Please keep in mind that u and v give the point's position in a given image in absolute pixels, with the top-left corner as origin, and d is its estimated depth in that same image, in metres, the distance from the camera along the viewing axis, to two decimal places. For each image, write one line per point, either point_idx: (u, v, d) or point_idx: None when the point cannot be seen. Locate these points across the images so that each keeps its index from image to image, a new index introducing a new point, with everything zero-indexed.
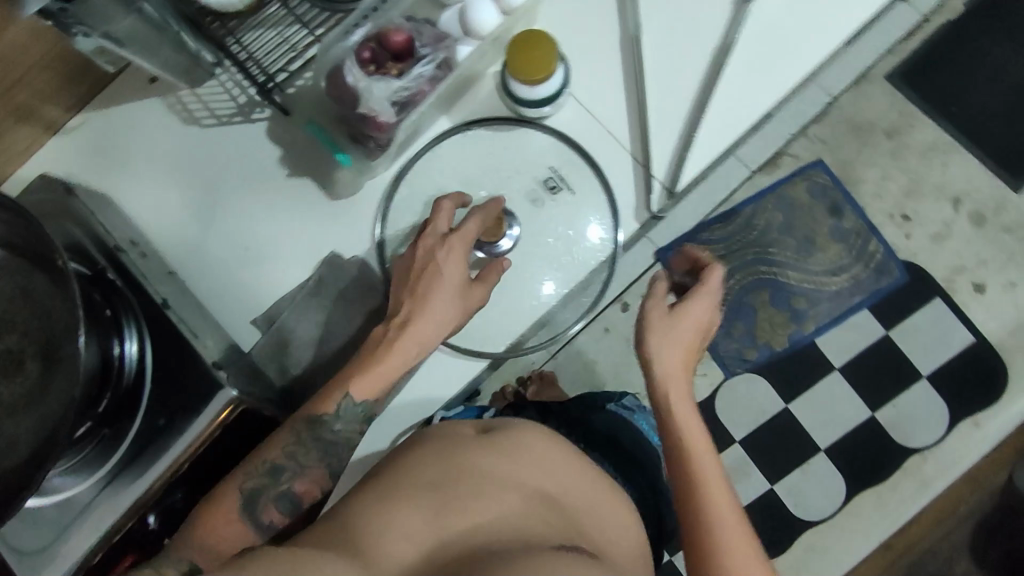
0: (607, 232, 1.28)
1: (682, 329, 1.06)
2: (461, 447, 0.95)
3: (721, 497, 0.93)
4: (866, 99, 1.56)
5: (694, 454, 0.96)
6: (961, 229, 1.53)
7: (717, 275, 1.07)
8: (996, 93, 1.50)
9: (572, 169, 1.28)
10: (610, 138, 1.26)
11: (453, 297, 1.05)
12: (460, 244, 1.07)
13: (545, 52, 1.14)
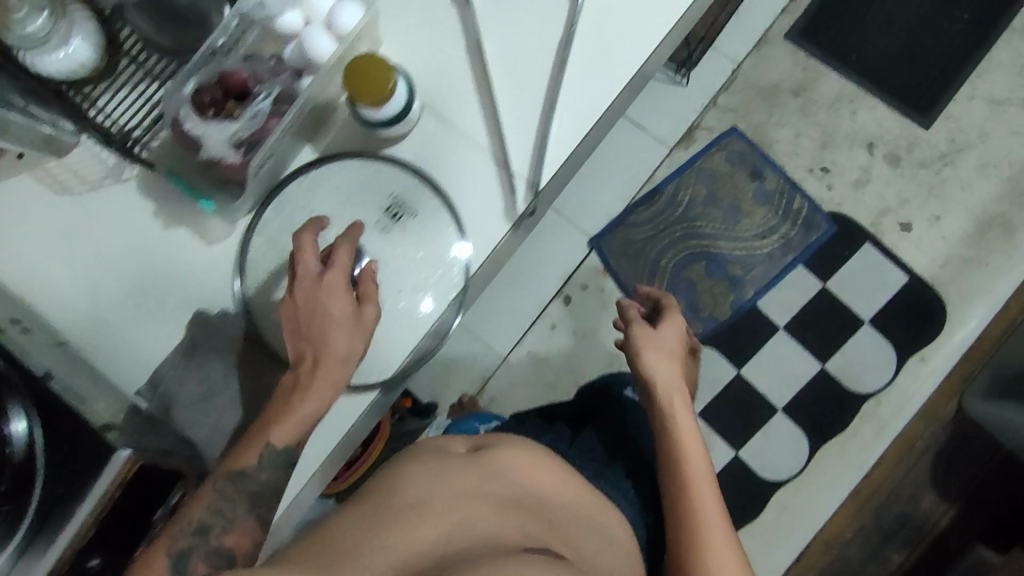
0: (461, 261, 0.85)
1: (663, 353, 0.93)
2: (448, 465, 0.82)
3: (725, 548, 0.81)
4: (767, 62, 1.48)
5: (695, 471, 0.85)
6: (880, 171, 1.45)
7: (676, 321, 0.96)
8: (893, 37, 1.42)
9: (410, 196, 0.85)
10: (475, 145, 0.86)
11: (355, 333, 0.75)
12: (337, 258, 0.75)
13: (375, 73, 0.77)
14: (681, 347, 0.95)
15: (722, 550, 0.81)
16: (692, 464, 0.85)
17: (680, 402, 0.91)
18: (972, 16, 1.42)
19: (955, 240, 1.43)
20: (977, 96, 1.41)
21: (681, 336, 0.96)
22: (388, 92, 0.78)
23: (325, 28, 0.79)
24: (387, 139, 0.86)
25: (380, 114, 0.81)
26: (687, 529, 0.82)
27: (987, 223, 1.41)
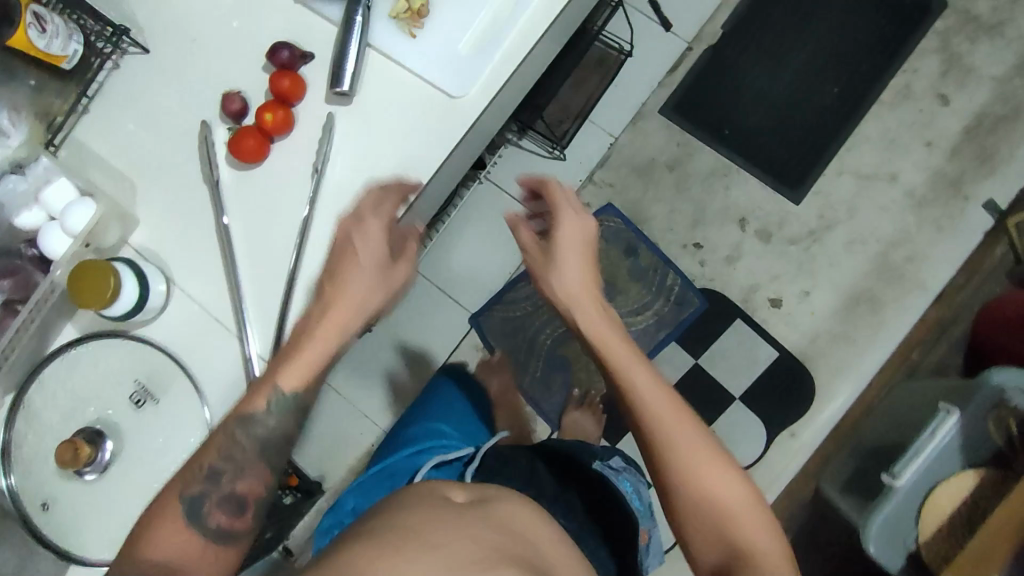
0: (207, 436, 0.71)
1: (574, 256, 0.79)
2: (420, 503, 0.60)
3: (710, 458, 0.69)
4: (643, 137, 1.43)
5: (660, 412, 0.70)
6: (751, 248, 1.39)
7: (573, 219, 0.80)
8: (767, 111, 1.39)
9: (159, 372, 0.71)
10: (220, 328, 0.73)
11: (387, 284, 0.69)
12: (370, 220, 0.67)
13: (89, 276, 0.63)
14: (588, 253, 0.80)
15: (705, 455, 0.69)
16: (641, 389, 0.71)
17: (659, 402, 0.71)
18: (842, 91, 1.39)
19: (823, 316, 1.35)
20: (842, 171, 1.38)
21: (583, 243, 0.80)
22: (112, 287, 0.64)
23: (59, 224, 0.68)
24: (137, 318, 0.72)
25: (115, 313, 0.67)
26: (685, 478, 0.68)
27: (855, 299, 1.35)
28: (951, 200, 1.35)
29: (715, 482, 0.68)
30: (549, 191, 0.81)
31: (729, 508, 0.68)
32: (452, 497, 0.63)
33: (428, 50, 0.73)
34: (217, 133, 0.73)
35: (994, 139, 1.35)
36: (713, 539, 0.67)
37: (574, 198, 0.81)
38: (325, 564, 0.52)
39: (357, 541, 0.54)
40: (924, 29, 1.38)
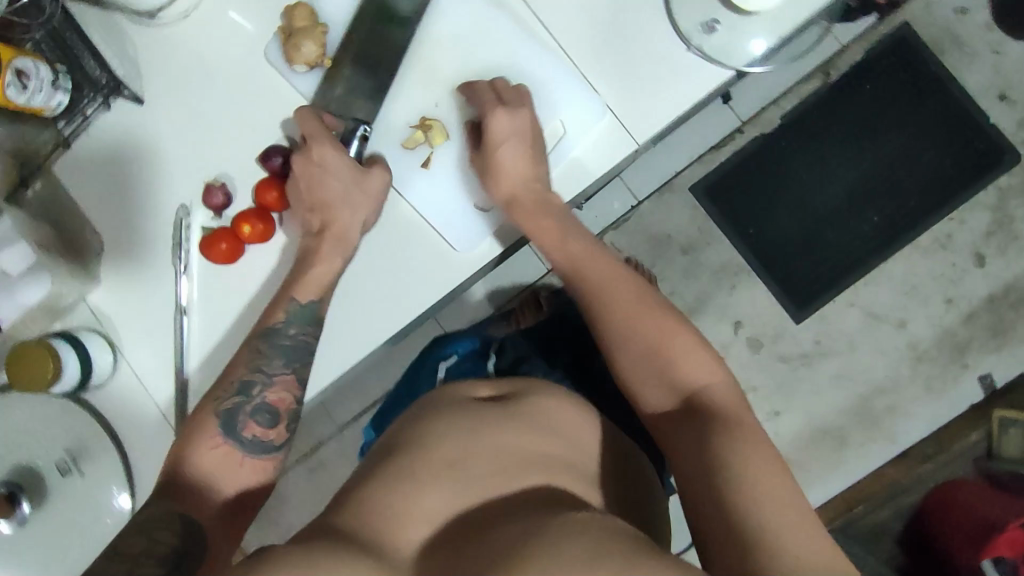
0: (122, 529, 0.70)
1: (536, 211, 0.70)
2: (453, 409, 0.64)
3: (688, 348, 0.63)
4: (666, 210, 1.36)
5: (626, 297, 0.67)
6: (738, 354, 1.35)
7: (501, 118, 0.68)
8: (797, 222, 1.32)
9: (88, 449, 0.70)
10: (160, 420, 0.70)
11: (372, 200, 0.69)
12: (354, 184, 0.67)
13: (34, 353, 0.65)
14: (529, 144, 0.69)
15: (679, 343, 0.64)
16: (617, 290, 0.67)
17: (603, 268, 0.69)
18: (881, 221, 1.30)
19: (786, 441, 1.33)
20: (852, 304, 1.32)
21: (526, 131, 0.69)
22: (56, 360, 0.65)
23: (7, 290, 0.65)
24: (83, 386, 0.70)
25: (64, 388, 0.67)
26: (644, 368, 0.64)
27: (822, 433, 1.33)
28: (949, 364, 1.29)
29: (687, 366, 0.63)
30: (476, 94, 0.69)
31: (709, 394, 0.61)
32: (475, 399, 0.66)
33: (438, 195, 0.72)
34: (194, 214, 0.70)
35: (1014, 317, 1.28)
36: (688, 423, 0.60)
37: (512, 90, 0.69)
38: (383, 454, 0.60)
39: (405, 442, 0.60)
40: (986, 182, 1.28)
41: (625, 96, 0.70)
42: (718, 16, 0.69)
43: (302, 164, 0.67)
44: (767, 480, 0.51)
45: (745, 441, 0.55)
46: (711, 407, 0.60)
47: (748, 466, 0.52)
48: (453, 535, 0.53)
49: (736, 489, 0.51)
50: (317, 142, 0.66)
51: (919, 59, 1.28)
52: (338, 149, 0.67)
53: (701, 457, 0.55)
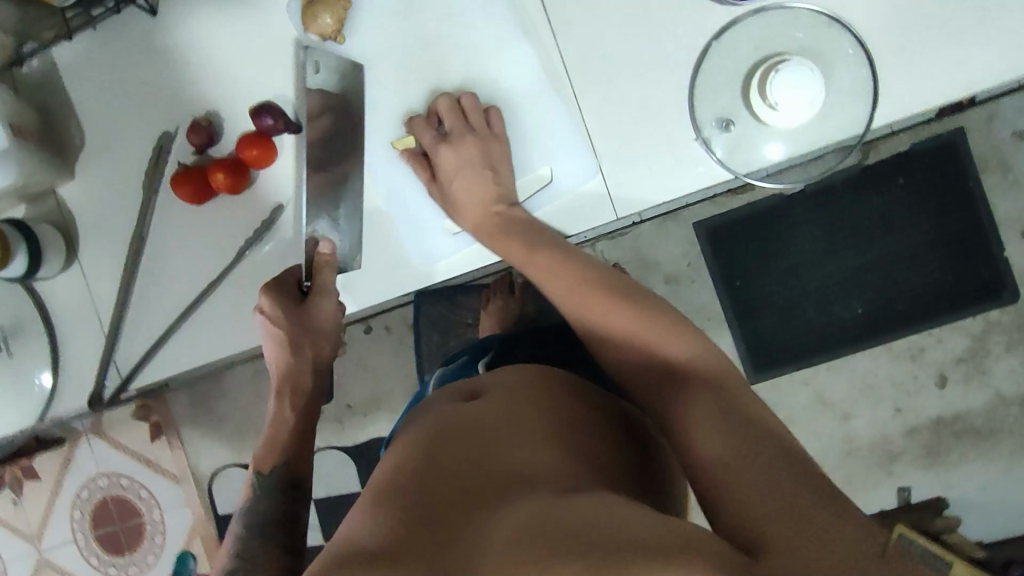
0: (39, 408, 0.74)
1: (496, 235, 0.65)
2: (435, 417, 0.57)
3: (674, 329, 0.54)
4: (664, 237, 1.27)
5: (608, 295, 0.58)
6: None
7: (448, 152, 0.65)
8: (781, 289, 1.24)
9: (25, 329, 0.73)
10: (95, 324, 0.72)
11: (326, 319, 0.66)
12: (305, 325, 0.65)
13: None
14: (482, 167, 0.66)
15: (666, 328, 0.55)
16: (604, 297, 0.58)
17: (567, 275, 0.60)
18: (864, 314, 1.22)
19: None
20: (808, 385, 1.26)
21: (480, 157, 0.65)
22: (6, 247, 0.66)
23: None
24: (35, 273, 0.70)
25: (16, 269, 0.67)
26: (644, 364, 0.55)
27: None
28: (874, 468, 1.25)
29: (666, 349, 0.53)
30: (415, 130, 0.66)
31: (716, 374, 0.51)
32: (455, 404, 0.59)
33: (407, 209, 0.68)
34: (176, 142, 0.69)
35: (952, 445, 1.22)
36: (701, 398, 0.49)
37: (476, 112, 0.64)
38: (371, 479, 0.54)
39: (390, 463, 0.54)
40: (977, 312, 1.19)
41: (620, 163, 0.64)
42: (736, 116, 0.62)
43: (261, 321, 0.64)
44: (797, 457, 0.43)
45: (761, 420, 0.47)
46: (715, 382, 0.51)
47: (781, 447, 0.44)
48: (439, 520, 0.45)
49: (786, 462, 0.42)
50: (265, 301, 0.64)
51: (959, 169, 1.17)
52: (281, 296, 0.64)
53: (719, 431, 0.46)
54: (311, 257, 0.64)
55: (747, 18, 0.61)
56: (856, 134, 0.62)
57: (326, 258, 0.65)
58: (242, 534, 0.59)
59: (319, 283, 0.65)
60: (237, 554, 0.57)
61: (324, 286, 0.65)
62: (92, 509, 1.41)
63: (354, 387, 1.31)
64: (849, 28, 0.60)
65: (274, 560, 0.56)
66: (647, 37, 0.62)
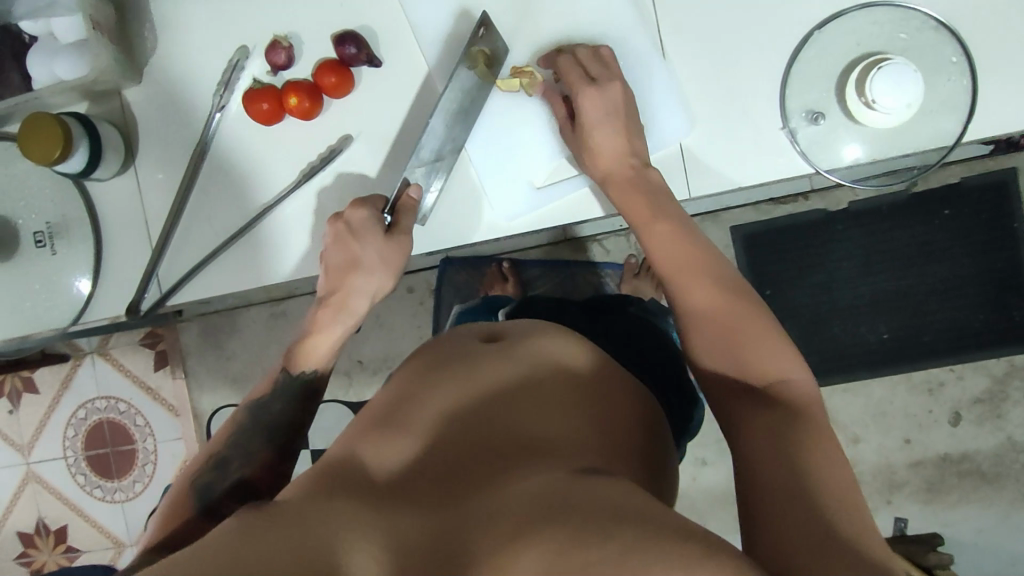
0: (72, 311, 0.72)
1: (623, 187, 0.62)
2: (457, 361, 0.59)
3: (757, 332, 0.53)
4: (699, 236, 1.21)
5: (701, 290, 0.57)
6: None
7: (592, 92, 0.61)
8: (809, 304, 1.18)
9: (67, 229, 0.72)
10: (142, 234, 0.71)
11: (388, 263, 0.67)
12: (372, 251, 0.66)
13: (42, 130, 0.63)
14: (625, 122, 0.62)
15: (752, 327, 0.54)
16: (702, 282, 0.57)
17: (676, 250, 0.60)
18: (889, 337, 1.17)
19: None
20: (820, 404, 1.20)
21: (620, 108, 0.62)
22: (67, 141, 0.63)
23: (54, 49, 0.64)
24: (99, 174, 0.69)
25: (74, 165, 0.65)
26: (715, 354, 0.54)
27: None
28: (874, 495, 1.19)
29: (763, 356, 0.51)
30: (561, 70, 0.63)
31: (788, 385, 0.49)
32: (477, 348, 0.61)
33: (500, 153, 0.67)
34: (252, 60, 0.69)
35: (955, 483, 1.17)
36: (760, 404, 0.48)
37: (614, 61, 0.63)
38: (381, 409, 0.56)
39: (403, 399, 0.56)
40: (1002, 355, 1.15)
41: (703, 140, 0.63)
42: (827, 109, 0.62)
43: (336, 226, 0.65)
44: (839, 471, 0.42)
45: (810, 423, 0.46)
46: (788, 394, 0.48)
47: (821, 455, 0.43)
48: (445, 476, 0.48)
49: (809, 463, 0.42)
50: (355, 212, 0.65)
51: (1005, 208, 1.13)
52: (373, 218, 0.65)
53: (762, 439, 0.45)
54: (399, 194, 0.65)
55: (854, 11, 0.61)
56: (945, 145, 0.61)
57: (410, 202, 0.66)
58: (247, 425, 0.60)
59: (399, 225, 0.66)
60: (239, 441, 0.59)
61: (401, 232, 0.66)
62: (87, 429, 1.40)
63: (368, 344, 1.29)
64: (956, 35, 0.59)
65: (270, 462, 0.58)
66: (749, 19, 0.62)
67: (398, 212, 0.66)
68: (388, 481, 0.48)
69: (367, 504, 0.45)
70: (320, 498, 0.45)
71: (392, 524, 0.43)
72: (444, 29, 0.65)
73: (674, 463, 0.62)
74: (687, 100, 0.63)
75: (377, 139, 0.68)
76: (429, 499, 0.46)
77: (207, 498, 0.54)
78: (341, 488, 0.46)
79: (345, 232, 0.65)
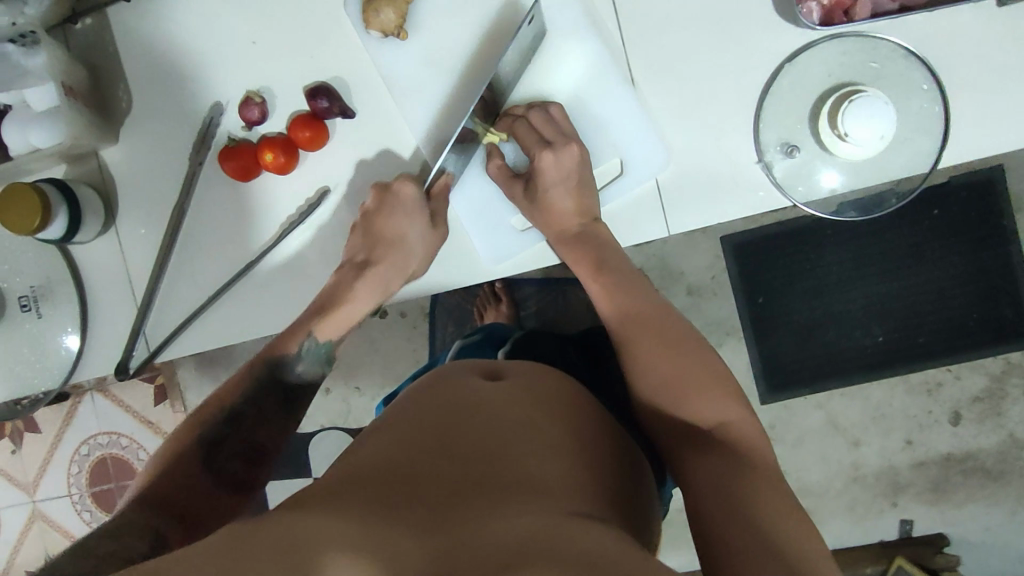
0: (64, 370, 0.72)
1: (574, 247, 0.65)
2: (456, 395, 0.58)
3: (703, 380, 0.57)
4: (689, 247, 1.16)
5: (651, 334, 0.60)
6: None
7: (549, 156, 0.63)
8: (803, 314, 1.14)
9: (54, 290, 0.72)
10: (128, 292, 0.72)
11: (422, 251, 0.68)
12: (413, 233, 0.66)
13: (18, 199, 0.63)
14: (579, 183, 0.65)
15: (698, 375, 0.57)
16: (652, 331, 0.60)
17: (625, 304, 0.63)
18: (885, 342, 1.13)
19: None
20: (819, 409, 1.16)
21: (578, 172, 0.64)
22: (45, 208, 0.63)
23: (27, 116, 0.64)
24: (84, 236, 0.70)
25: (57, 231, 0.65)
26: (656, 402, 0.57)
27: None
28: (879, 497, 1.16)
29: (702, 410, 0.55)
30: (518, 134, 0.65)
31: (735, 434, 0.54)
32: (475, 384, 0.60)
33: (477, 203, 0.68)
34: (227, 116, 0.69)
35: (959, 482, 1.14)
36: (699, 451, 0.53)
37: (567, 121, 0.64)
38: (380, 437, 0.54)
39: (402, 427, 0.55)
40: (999, 352, 1.11)
41: (678, 178, 0.63)
42: (801, 142, 0.62)
43: (377, 196, 0.66)
44: (788, 520, 0.45)
45: (754, 473, 0.50)
46: (727, 439, 0.53)
47: (771, 505, 0.46)
48: (439, 500, 0.46)
49: (785, 549, 0.42)
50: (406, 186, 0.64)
51: (994, 206, 1.09)
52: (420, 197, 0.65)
53: (713, 481, 0.49)
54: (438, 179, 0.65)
55: (824, 43, 0.61)
56: (922, 171, 0.61)
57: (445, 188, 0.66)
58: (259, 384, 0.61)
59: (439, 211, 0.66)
60: (249, 400, 0.60)
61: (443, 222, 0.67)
62: (91, 466, 1.40)
63: (363, 372, 1.26)
64: (926, 63, 0.59)
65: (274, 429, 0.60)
66: (721, 53, 0.62)
67: (433, 199, 0.66)
68: (386, 506, 0.45)
69: (360, 520, 0.42)
70: (313, 515, 0.43)
71: (382, 542, 0.41)
72: (417, 78, 0.65)
73: (655, 515, 0.60)
74: (665, 137, 0.63)
75: (355, 188, 0.68)
76: (422, 520, 0.44)
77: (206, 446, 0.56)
78: (337, 511, 0.43)
79: (385, 204, 0.65)
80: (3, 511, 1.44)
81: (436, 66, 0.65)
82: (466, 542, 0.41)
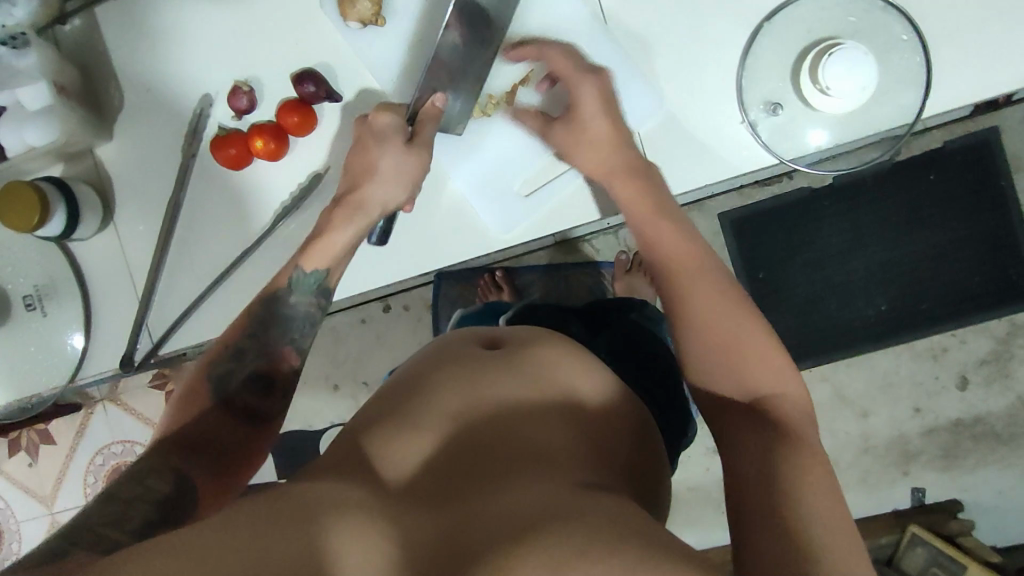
0: (71, 368, 0.74)
1: (620, 177, 0.61)
2: (456, 361, 0.57)
3: (760, 349, 0.52)
4: None
5: (702, 281, 0.56)
6: None
7: (593, 79, 0.62)
8: (804, 285, 1.13)
9: (56, 289, 0.73)
10: (130, 287, 0.73)
11: (403, 177, 0.63)
12: (388, 157, 0.62)
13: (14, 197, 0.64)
14: (616, 108, 0.62)
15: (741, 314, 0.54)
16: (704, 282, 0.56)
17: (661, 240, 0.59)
18: (887, 310, 1.11)
19: None
20: (825, 380, 1.15)
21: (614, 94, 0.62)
22: (42, 204, 0.64)
23: (20, 118, 0.65)
24: (83, 235, 0.71)
25: (54, 229, 0.67)
26: (708, 337, 0.53)
27: None
28: (889, 467, 1.15)
29: (751, 342, 0.52)
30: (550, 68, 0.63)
31: (785, 406, 0.50)
32: (476, 349, 0.58)
33: (489, 161, 0.68)
34: (216, 107, 0.70)
35: (971, 447, 1.12)
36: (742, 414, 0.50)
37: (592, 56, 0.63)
38: (386, 406, 0.54)
39: (410, 395, 0.54)
40: (1003, 314, 1.09)
41: (661, 136, 0.64)
42: (784, 100, 0.63)
43: (361, 129, 0.63)
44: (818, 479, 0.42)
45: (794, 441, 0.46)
46: (778, 409, 0.49)
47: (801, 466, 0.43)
48: (443, 477, 0.45)
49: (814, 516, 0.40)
50: (378, 116, 0.62)
51: (991, 168, 1.07)
52: (396, 123, 0.62)
53: (745, 445, 0.47)
54: (419, 102, 0.62)
55: (801, 0, 0.61)
56: (906, 123, 0.62)
57: (433, 111, 0.63)
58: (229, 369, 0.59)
59: (422, 135, 0.63)
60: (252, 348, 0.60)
61: (422, 141, 0.63)
62: (106, 474, 1.40)
63: (371, 365, 1.27)
64: (905, 14, 0.59)
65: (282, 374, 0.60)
66: (699, 17, 0.62)
67: (418, 122, 0.63)
68: (388, 487, 0.44)
69: (367, 499, 0.42)
70: (317, 492, 0.42)
71: (391, 520, 0.40)
72: (402, 61, 0.66)
73: (667, 477, 0.59)
74: (652, 101, 0.63)
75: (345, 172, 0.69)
76: (427, 499, 0.43)
77: (223, 397, 0.57)
78: (341, 490, 0.43)
79: (365, 135, 0.62)
80: (22, 524, 1.45)
81: (415, 48, 0.66)
82: (467, 519, 0.41)
